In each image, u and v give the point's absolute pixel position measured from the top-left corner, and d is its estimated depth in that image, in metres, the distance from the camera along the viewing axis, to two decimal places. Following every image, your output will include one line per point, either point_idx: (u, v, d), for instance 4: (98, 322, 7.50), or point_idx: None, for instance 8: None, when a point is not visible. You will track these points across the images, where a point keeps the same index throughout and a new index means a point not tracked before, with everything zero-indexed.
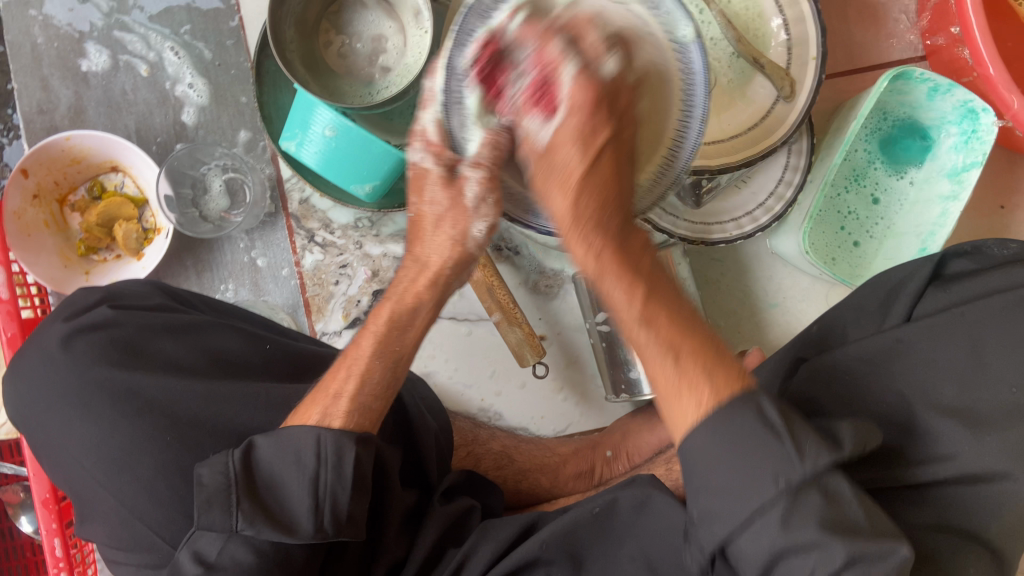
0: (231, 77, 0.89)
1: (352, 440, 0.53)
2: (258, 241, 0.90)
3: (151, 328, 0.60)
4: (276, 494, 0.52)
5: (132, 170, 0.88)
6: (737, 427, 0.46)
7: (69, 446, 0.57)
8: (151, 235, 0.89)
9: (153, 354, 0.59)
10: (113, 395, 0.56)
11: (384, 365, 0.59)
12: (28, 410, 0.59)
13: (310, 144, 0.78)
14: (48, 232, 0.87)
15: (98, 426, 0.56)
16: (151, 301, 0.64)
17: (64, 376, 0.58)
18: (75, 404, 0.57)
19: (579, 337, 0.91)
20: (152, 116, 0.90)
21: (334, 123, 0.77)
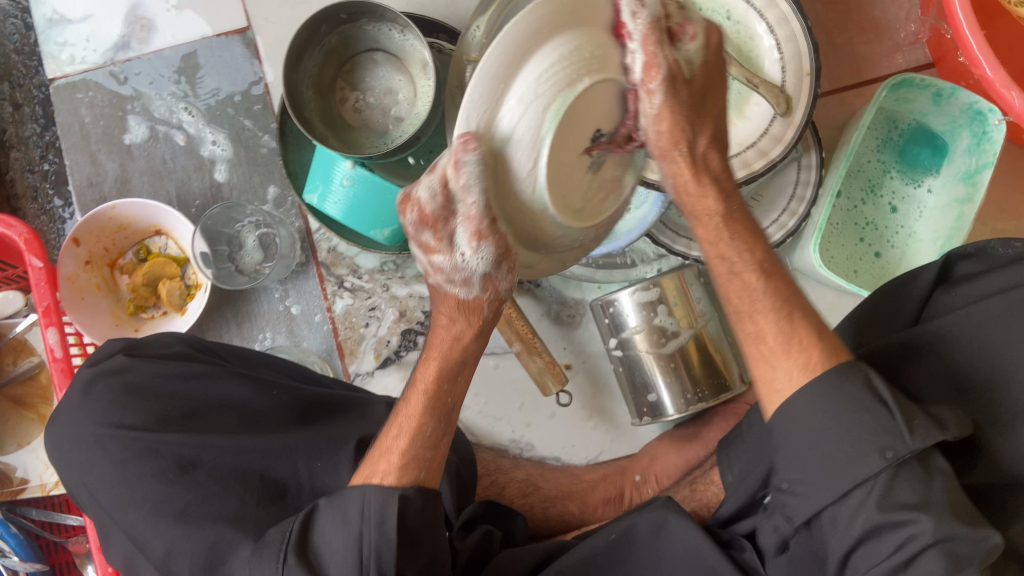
0: (259, 139, 0.95)
1: (396, 494, 0.51)
2: (291, 290, 0.95)
3: (160, 378, 0.64)
4: (322, 555, 0.51)
5: (173, 233, 0.94)
6: (841, 396, 0.49)
7: (105, 485, 0.61)
8: (193, 292, 0.95)
9: (165, 398, 0.63)
10: (130, 446, 0.61)
11: (433, 422, 0.55)
12: (69, 456, 0.64)
13: (332, 198, 0.83)
14: (100, 294, 0.93)
15: (124, 468, 0.60)
16: (174, 347, 0.69)
17: (86, 421, 0.63)
18: (107, 453, 0.61)
19: (603, 364, 0.92)
20: (190, 181, 0.96)
21: (352, 174, 0.81)
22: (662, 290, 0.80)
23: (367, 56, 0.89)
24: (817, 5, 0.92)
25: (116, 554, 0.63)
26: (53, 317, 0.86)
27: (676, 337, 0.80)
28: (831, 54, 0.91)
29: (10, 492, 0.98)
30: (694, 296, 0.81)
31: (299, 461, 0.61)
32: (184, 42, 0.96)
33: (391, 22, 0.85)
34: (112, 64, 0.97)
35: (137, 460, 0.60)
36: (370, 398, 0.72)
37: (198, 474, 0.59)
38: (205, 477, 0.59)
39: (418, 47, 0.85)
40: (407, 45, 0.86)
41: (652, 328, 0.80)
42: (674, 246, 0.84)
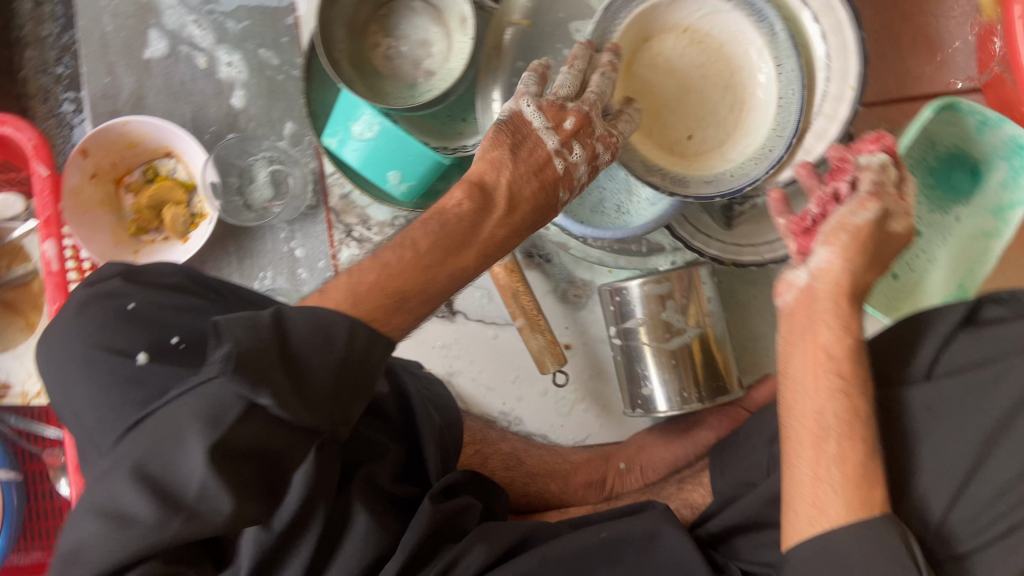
0: (284, 75, 0.93)
1: (380, 339, 0.51)
2: (298, 232, 0.93)
3: (157, 306, 0.64)
4: (297, 369, 0.46)
5: (184, 157, 0.91)
6: (875, 535, 0.51)
7: (83, 408, 0.58)
8: (197, 220, 0.91)
9: (155, 327, 0.62)
10: (117, 371, 0.59)
11: (474, 255, 0.59)
12: (55, 372, 0.62)
13: (351, 144, 0.81)
14: (103, 211, 0.90)
15: (103, 394, 0.58)
16: (169, 276, 0.68)
17: (77, 341, 0.62)
18: (88, 372, 0.60)
19: (602, 348, 0.92)
20: (207, 107, 0.93)
21: (374, 123, 0.78)
22: (673, 285, 0.79)
23: (405, 4, 0.87)
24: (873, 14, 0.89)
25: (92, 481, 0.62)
26: (53, 228, 0.86)
27: (680, 336, 0.79)
28: (875, 65, 0.89)
29: None
30: (705, 295, 0.80)
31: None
32: None
33: None
34: None
35: (119, 387, 0.58)
36: None
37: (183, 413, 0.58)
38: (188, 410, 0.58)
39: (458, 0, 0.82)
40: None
41: (659, 322, 0.79)
42: (693, 242, 0.79)
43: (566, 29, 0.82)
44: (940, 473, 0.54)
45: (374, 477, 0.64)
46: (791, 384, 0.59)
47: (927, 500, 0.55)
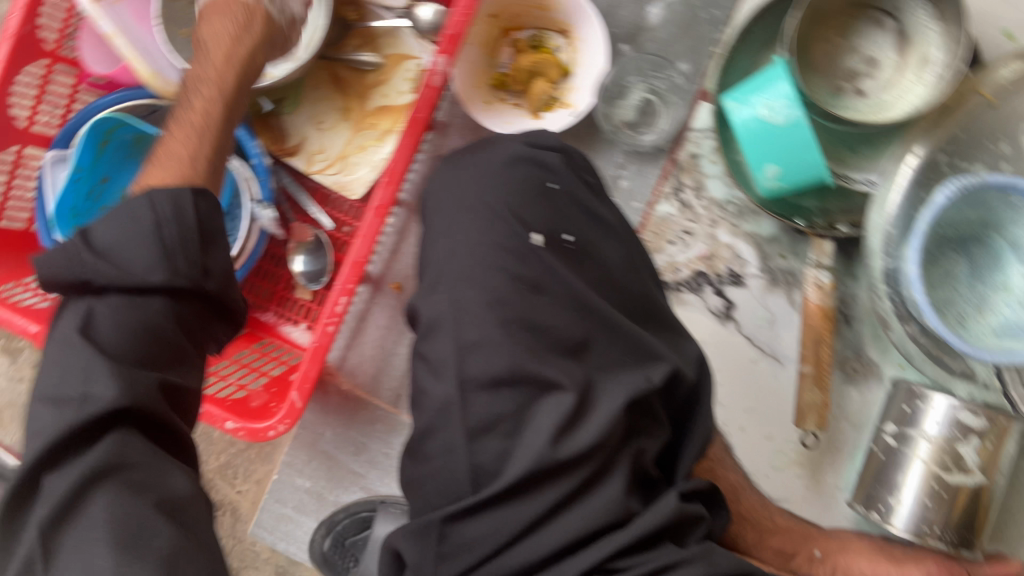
0: (710, 15, 0.88)
1: (188, 194, 0.53)
2: (632, 165, 0.90)
3: (573, 201, 0.61)
4: (91, 307, 0.50)
5: (581, 41, 0.88)
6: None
7: (464, 253, 0.58)
8: (554, 104, 0.89)
9: (550, 212, 0.60)
10: (514, 237, 0.58)
11: (202, 124, 0.61)
12: (443, 196, 0.62)
13: (749, 114, 0.80)
14: (481, 49, 0.88)
15: (493, 253, 0.57)
16: (581, 172, 0.65)
17: (488, 187, 0.60)
18: (483, 218, 0.59)
19: (849, 432, 0.86)
20: (620, 6, 0.89)
21: (784, 106, 0.77)
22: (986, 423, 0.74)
23: (879, 15, 0.80)
24: None
25: (415, 308, 0.60)
26: (451, 46, 0.81)
27: (963, 474, 0.75)
28: None
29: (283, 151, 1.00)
30: (1003, 449, 0.76)
31: (611, 348, 0.58)
32: None
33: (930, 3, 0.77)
34: None
35: (505, 253, 0.58)
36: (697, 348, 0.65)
37: (536, 314, 0.56)
38: (547, 307, 0.57)
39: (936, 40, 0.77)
40: (924, 32, 0.78)
41: (948, 450, 0.75)
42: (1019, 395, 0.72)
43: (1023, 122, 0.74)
44: None
45: (642, 455, 0.60)
46: None
47: None
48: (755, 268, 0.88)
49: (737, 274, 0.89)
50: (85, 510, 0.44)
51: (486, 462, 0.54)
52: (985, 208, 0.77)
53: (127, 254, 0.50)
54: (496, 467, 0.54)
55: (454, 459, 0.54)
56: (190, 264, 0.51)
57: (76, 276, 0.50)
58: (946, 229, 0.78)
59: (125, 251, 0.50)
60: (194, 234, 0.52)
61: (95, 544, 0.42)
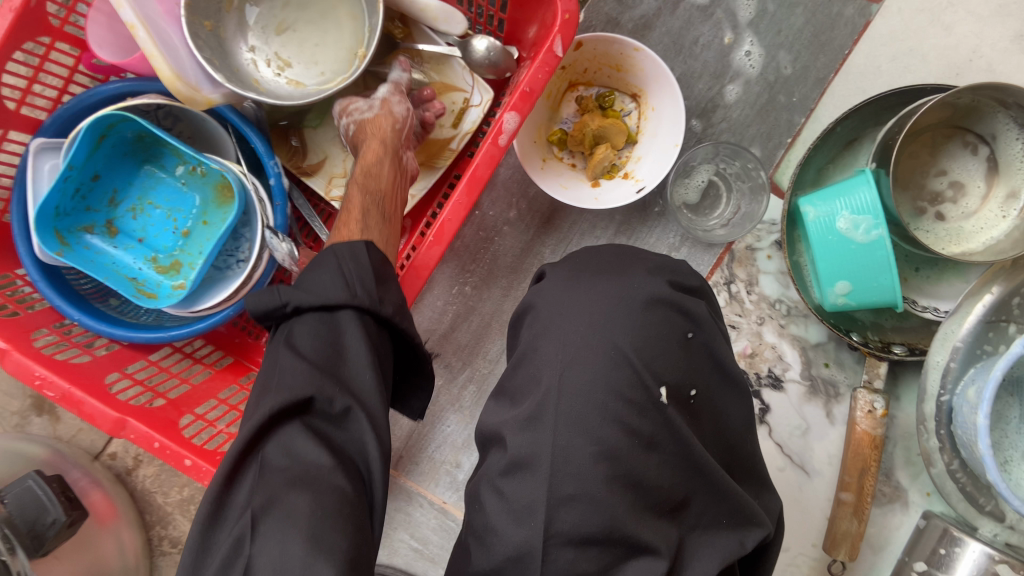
0: (788, 102, 0.83)
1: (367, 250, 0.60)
2: (686, 248, 0.84)
3: (706, 351, 0.58)
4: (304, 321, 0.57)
5: (652, 109, 0.82)
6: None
7: (579, 392, 0.53)
8: (614, 172, 0.83)
9: (685, 369, 0.56)
10: (639, 386, 0.53)
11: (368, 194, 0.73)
12: (556, 308, 0.57)
13: (826, 226, 0.75)
14: (545, 102, 0.82)
15: (609, 399, 0.52)
16: (713, 316, 0.62)
17: (616, 326, 0.55)
18: (606, 355, 0.54)
19: (865, 554, 0.84)
20: (698, 78, 0.83)
21: (865, 227, 0.73)
22: None
23: (972, 138, 0.77)
24: None
25: (503, 436, 0.54)
26: (525, 103, 0.72)
27: None
28: None
29: (301, 169, 0.90)
30: None
31: (710, 509, 0.55)
32: None
33: None
34: None
35: (629, 404, 0.52)
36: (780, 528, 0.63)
37: (643, 473, 0.52)
38: (655, 465, 0.52)
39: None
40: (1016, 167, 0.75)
41: None
42: None
43: None
44: None
45: None
46: None
47: None
48: (797, 373, 0.84)
49: (777, 377, 0.85)
50: (289, 499, 0.48)
51: None
52: None
53: (319, 286, 0.57)
54: None
55: None
56: (369, 292, 0.57)
57: (277, 302, 0.57)
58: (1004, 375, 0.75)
59: (319, 282, 0.58)
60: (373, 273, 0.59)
61: (290, 531, 0.46)
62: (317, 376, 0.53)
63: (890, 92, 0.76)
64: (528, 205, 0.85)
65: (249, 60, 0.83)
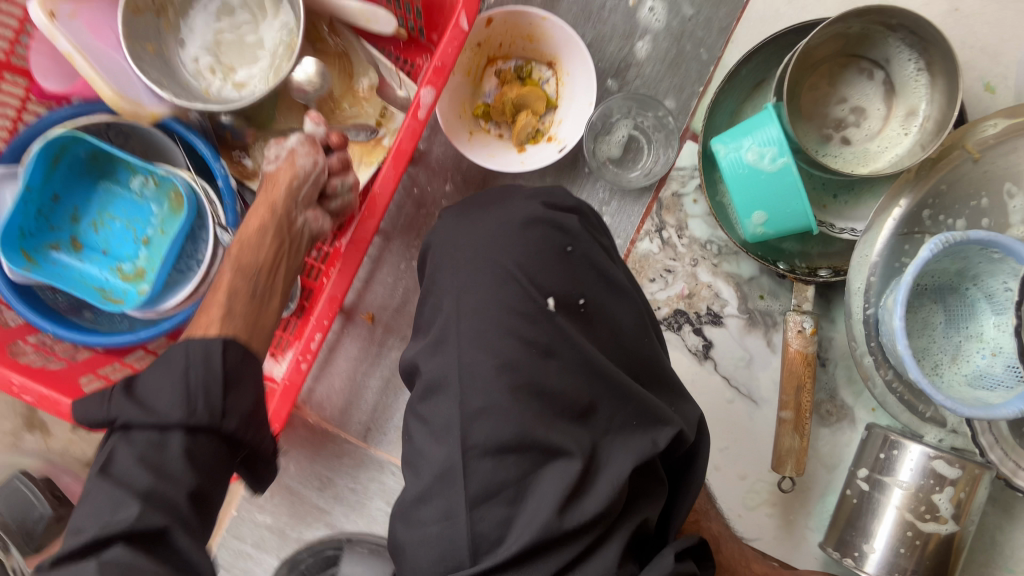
0: (696, 54, 0.88)
1: (219, 342, 0.54)
2: (614, 201, 0.90)
3: (589, 261, 0.63)
4: (147, 395, 0.51)
5: (567, 76, 0.87)
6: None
7: (477, 315, 0.58)
8: (539, 137, 0.87)
9: (572, 278, 0.61)
10: (527, 301, 0.59)
11: (243, 278, 0.66)
12: (453, 247, 0.63)
13: (736, 162, 0.80)
14: (465, 79, 0.86)
15: (504, 313, 0.58)
16: (597, 230, 0.66)
17: (503, 253, 0.61)
18: (495, 274, 0.60)
19: (820, 474, 0.88)
20: (608, 41, 0.88)
21: (778, 156, 0.77)
22: (962, 473, 0.76)
23: (869, 66, 0.81)
24: None
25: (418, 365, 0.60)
26: (439, 78, 0.77)
27: (937, 522, 0.76)
28: None
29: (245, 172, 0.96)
30: (976, 499, 0.77)
31: (619, 412, 0.59)
32: None
33: (916, 54, 0.78)
34: None
35: (520, 316, 0.58)
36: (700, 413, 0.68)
37: (543, 379, 0.57)
38: (554, 371, 0.57)
39: (920, 95, 0.79)
40: (910, 86, 0.79)
41: (920, 496, 0.76)
42: None
43: (998, 186, 0.77)
44: None
45: (646, 519, 0.61)
46: None
47: None
48: (735, 308, 0.89)
49: (716, 314, 0.89)
50: None
51: (486, 529, 0.52)
52: (963, 261, 0.78)
53: (154, 396, 0.50)
54: (501, 530, 0.53)
55: (452, 531, 0.52)
56: (211, 406, 0.50)
57: (105, 416, 0.51)
58: (922, 280, 0.80)
59: (156, 383, 0.51)
60: (218, 375, 0.52)
61: None
62: (170, 429, 0.49)
63: (781, 32, 0.80)
64: (463, 177, 0.90)
65: (194, 69, 0.89)
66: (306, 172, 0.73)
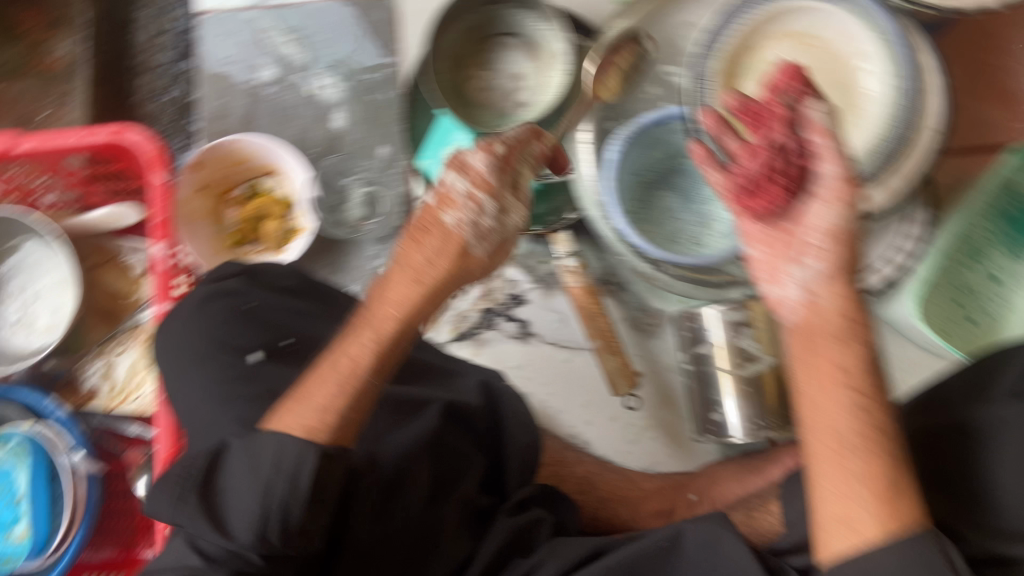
0: (383, 104, 0.99)
1: (315, 449, 0.50)
2: (384, 250, 0.97)
3: (270, 307, 0.67)
4: (225, 497, 0.50)
5: (286, 176, 0.98)
6: (897, 507, 0.48)
7: (199, 398, 0.62)
8: (291, 234, 0.98)
9: (268, 326, 0.66)
10: (233, 364, 0.63)
11: (316, 429, 0.52)
12: (168, 360, 0.66)
13: (444, 165, 0.86)
14: (207, 221, 0.97)
15: (220, 386, 0.62)
16: (284, 276, 0.71)
17: (196, 337, 0.65)
18: (200, 360, 0.64)
19: (671, 378, 0.93)
20: (308, 130, 0.98)
21: (467, 143, 0.84)
22: (751, 312, 0.81)
23: (504, 41, 0.92)
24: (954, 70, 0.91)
25: None
26: (164, 232, 0.91)
27: (755, 363, 0.81)
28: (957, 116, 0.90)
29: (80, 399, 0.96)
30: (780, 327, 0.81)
31: (382, 417, 0.67)
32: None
33: (533, 13, 0.88)
34: (256, 7, 1.01)
35: (236, 381, 0.62)
36: (470, 373, 0.77)
37: (290, 416, 0.60)
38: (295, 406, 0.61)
39: (553, 39, 0.88)
40: (543, 37, 0.89)
41: (735, 349, 0.81)
42: None
43: (655, 72, 0.88)
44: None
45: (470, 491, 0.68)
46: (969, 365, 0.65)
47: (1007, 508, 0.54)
48: (528, 283, 0.96)
49: (516, 295, 0.96)
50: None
51: None
52: (662, 146, 0.87)
53: (234, 500, 0.49)
54: None
55: None
56: (288, 513, 0.48)
57: (192, 480, 0.50)
58: (643, 175, 0.88)
59: (235, 487, 0.50)
60: (320, 501, 0.50)
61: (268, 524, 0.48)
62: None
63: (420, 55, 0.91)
64: None
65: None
66: (494, 233, 0.58)
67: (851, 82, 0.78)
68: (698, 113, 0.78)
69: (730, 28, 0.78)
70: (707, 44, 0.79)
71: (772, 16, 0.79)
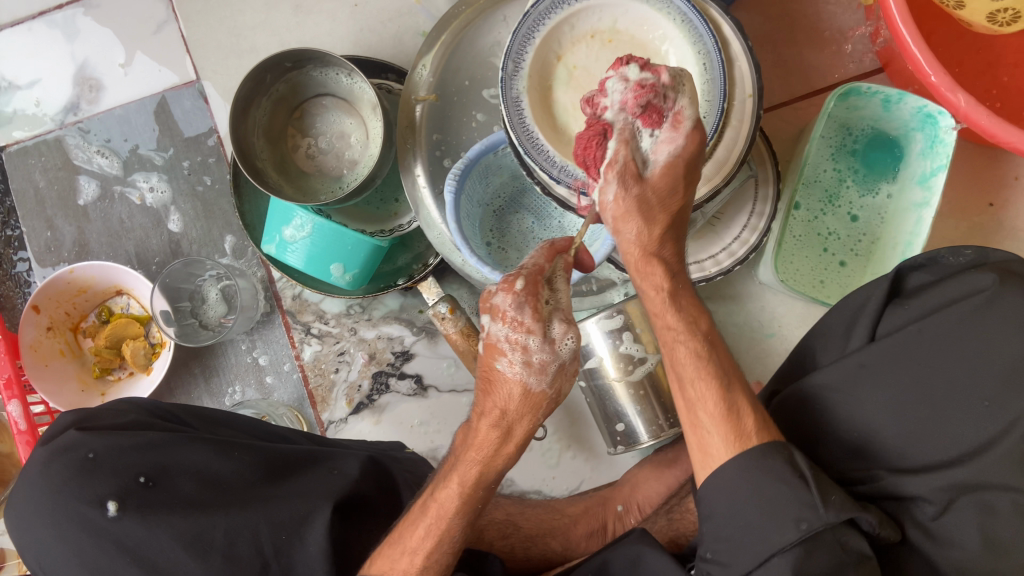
0: (216, 190, 0.95)
1: None
2: (258, 341, 0.94)
3: (115, 450, 0.61)
4: None
5: (135, 292, 0.93)
6: (761, 467, 0.53)
7: (69, 564, 0.59)
8: (158, 350, 0.94)
9: (119, 473, 0.60)
10: (87, 525, 0.58)
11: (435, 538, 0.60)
12: (19, 532, 0.60)
13: (291, 249, 0.82)
14: (64, 359, 0.92)
15: (84, 550, 0.58)
16: (123, 412, 0.67)
17: (41, 502, 0.60)
18: (51, 525, 0.59)
19: (575, 392, 0.92)
20: (148, 239, 0.96)
21: (308, 222, 0.81)
22: (627, 316, 0.79)
23: (316, 102, 0.89)
24: (763, 20, 0.91)
25: None
26: (15, 388, 0.84)
27: (643, 364, 0.80)
28: (779, 67, 0.91)
29: None
30: None
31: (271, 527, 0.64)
32: (133, 99, 0.96)
33: (337, 67, 0.84)
34: (62, 127, 0.97)
35: (97, 541, 0.58)
36: (349, 451, 0.72)
37: (164, 555, 0.58)
38: (172, 549, 0.58)
39: (365, 89, 0.85)
40: (356, 89, 0.86)
41: (620, 355, 0.80)
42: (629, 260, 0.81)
43: (474, 94, 0.85)
44: (902, 420, 0.58)
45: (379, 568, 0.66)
46: (825, 333, 0.67)
47: (876, 443, 0.59)
48: (411, 335, 0.93)
49: (403, 351, 0.93)
50: None
51: None
52: (504, 169, 0.85)
53: None
54: None
55: None
56: None
57: None
58: (492, 201, 0.86)
59: None
60: None
61: None
62: None
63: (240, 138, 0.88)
64: None
65: None
66: (550, 364, 0.56)
67: (660, 66, 0.77)
68: (515, 132, 0.74)
69: (529, 42, 0.75)
70: (513, 64, 0.74)
71: (568, 20, 0.75)
